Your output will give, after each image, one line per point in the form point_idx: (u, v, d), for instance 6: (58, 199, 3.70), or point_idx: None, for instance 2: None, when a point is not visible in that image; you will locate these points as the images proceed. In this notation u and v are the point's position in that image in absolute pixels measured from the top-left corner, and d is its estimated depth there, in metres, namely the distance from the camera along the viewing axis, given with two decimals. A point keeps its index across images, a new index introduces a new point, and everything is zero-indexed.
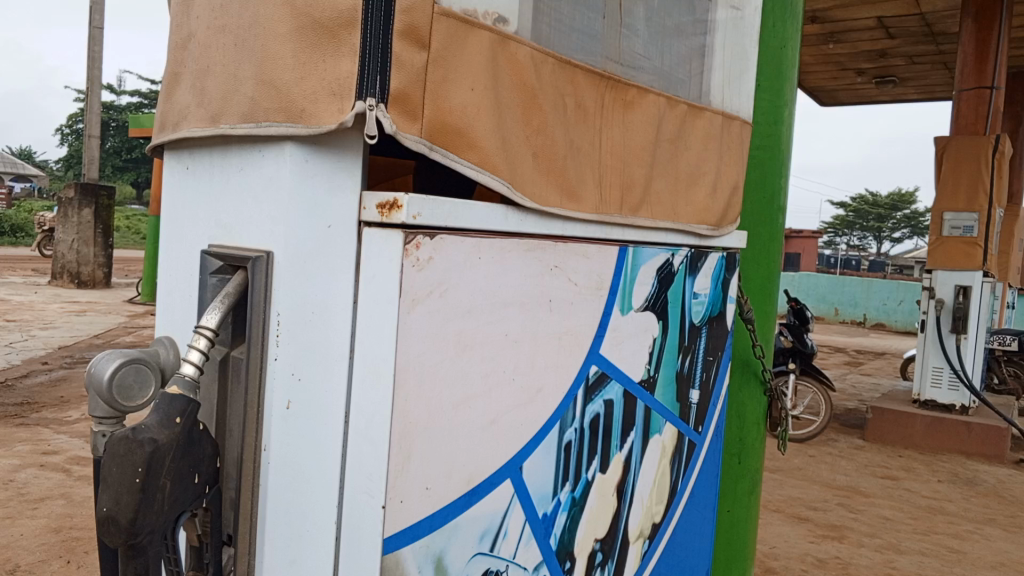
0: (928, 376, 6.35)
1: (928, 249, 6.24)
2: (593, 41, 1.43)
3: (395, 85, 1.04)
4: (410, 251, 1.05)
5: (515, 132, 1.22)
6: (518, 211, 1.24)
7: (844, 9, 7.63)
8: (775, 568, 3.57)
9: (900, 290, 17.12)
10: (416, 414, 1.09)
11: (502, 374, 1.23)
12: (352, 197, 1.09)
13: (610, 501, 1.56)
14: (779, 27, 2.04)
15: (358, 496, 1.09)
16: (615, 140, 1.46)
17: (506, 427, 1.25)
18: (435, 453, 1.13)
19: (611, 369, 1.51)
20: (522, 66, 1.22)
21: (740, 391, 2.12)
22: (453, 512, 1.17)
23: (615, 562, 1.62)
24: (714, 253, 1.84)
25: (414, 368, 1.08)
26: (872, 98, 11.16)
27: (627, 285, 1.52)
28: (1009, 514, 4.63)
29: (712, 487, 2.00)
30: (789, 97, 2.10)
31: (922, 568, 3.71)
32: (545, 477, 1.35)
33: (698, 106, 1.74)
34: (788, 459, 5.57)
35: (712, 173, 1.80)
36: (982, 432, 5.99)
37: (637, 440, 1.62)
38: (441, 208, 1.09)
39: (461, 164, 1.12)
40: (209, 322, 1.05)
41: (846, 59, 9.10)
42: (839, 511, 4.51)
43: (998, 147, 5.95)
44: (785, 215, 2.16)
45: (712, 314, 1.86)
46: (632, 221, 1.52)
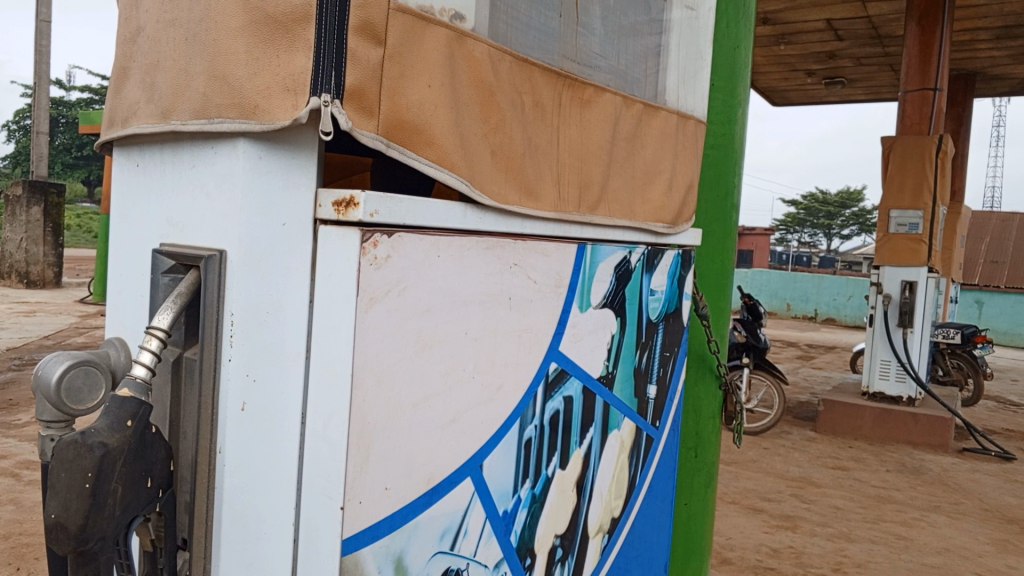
0: (876, 369, 6.52)
1: (876, 246, 6.41)
2: (549, 39, 1.44)
3: (351, 81, 1.02)
4: (368, 249, 1.04)
5: (473, 131, 1.21)
6: (477, 209, 1.24)
7: (794, 12, 7.78)
8: (731, 559, 3.64)
9: (849, 286, 17.55)
10: (374, 414, 1.08)
11: (461, 372, 1.22)
12: (308, 194, 1.08)
13: (570, 497, 1.57)
14: (732, 27, 2.07)
15: (318, 498, 1.08)
16: (572, 138, 1.47)
17: (466, 425, 1.25)
18: (395, 454, 1.12)
19: (570, 366, 1.51)
20: (478, 64, 1.21)
21: (696, 386, 2.15)
22: (414, 511, 1.16)
23: (575, 557, 1.63)
24: (670, 250, 1.87)
25: (372, 368, 1.07)
26: (821, 99, 11.42)
27: (585, 282, 1.53)
28: (954, 502, 4.78)
29: (670, 480, 2.03)
30: (742, 97, 2.14)
31: (872, 555, 3.81)
32: (505, 474, 1.35)
33: (653, 106, 1.75)
34: (743, 452, 5.68)
35: (668, 172, 1.82)
36: (929, 423, 6.17)
37: (596, 435, 1.64)
38: (399, 206, 1.08)
39: (418, 161, 1.11)
40: (162, 322, 1.03)
41: (796, 60, 9.29)
42: (792, 501, 4.60)
43: (941, 146, 6.14)
44: (739, 213, 2.19)
45: (668, 311, 1.89)
46: (590, 219, 1.53)
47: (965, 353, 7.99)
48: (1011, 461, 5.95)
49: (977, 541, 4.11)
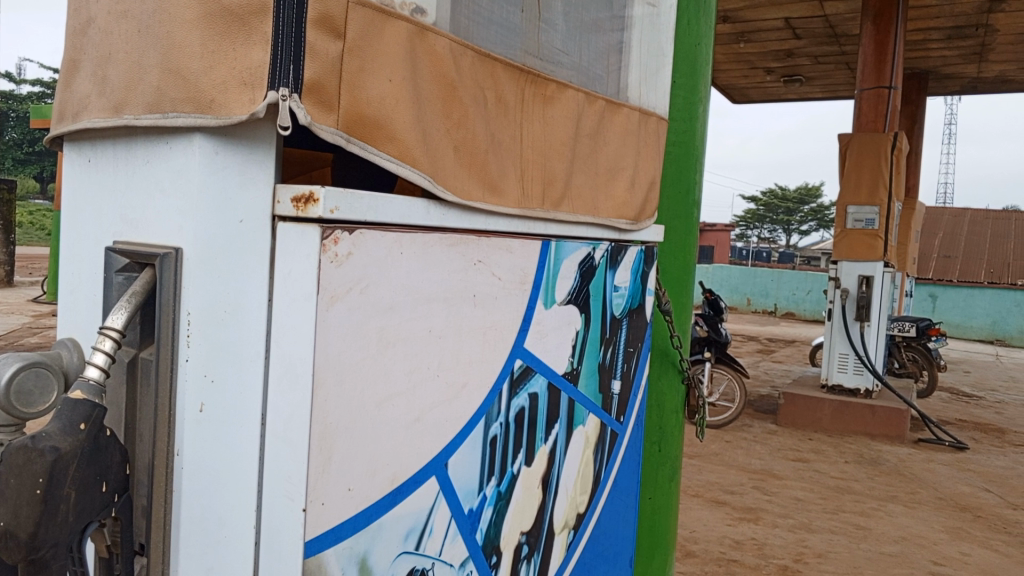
0: (835, 362, 6.64)
1: (834, 241, 6.52)
2: (511, 34, 1.43)
3: (309, 75, 1.00)
4: (328, 245, 1.02)
5: (435, 126, 1.20)
6: (440, 205, 1.23)
7: (753, 10, 7.88)
8: (694, 552, 3.68)
9: (808, 280, 17.88)
10: (336, 415, 1.07)
11: (425, 371, 1.21)
12: (266, 190, 1.06)
13: (536, 493, 1.57)
14: (693, 25, 2.09)
15: (280, 499, 1.07)
16: (536, 134, 1.47)
17: (431, 424, 1.24)
18: (358, 454, 1.11)
19: (535, 363, 1.51)
20: (440, 58, 1.20)
21: (660, 380, 2.17)
22: (378, 511, 1.15)
23: (541, 554, 1.62)
24: (633, 247, 1.88)
25: (334, 367, 1.05)
26: (780, 97, 11.59)
27: (550, 279, 1.53)
28: (910, 491, 4.89)
29: (635, 474, 2.04)
30: (702, 94, 2.16)
31: (832, 545, 3.88)
32: (470, 473, 1.34)
33: (616, 102, 1.76)
34: (705, 446, 5.74)
35: (630, 169, 1.83)
36: (886, 414, 6.31)
37: (561, 431, 1.64)
38: (360, 203, 1.07)
39: (379, 156, 1.10)
40: (115, 322, 1.00)
41: (756, 59, 9.42)
42: (754, 493, 4.67)
43: (896, 144, 6.27)
44: (700, 209, 2.21)
45: (632, 306, 1.90)
46: (554, 216, 1.53)
47: (919, 346, 8.18)
48: (964, 451, 6.10)
49: (932, 529, 4.21)
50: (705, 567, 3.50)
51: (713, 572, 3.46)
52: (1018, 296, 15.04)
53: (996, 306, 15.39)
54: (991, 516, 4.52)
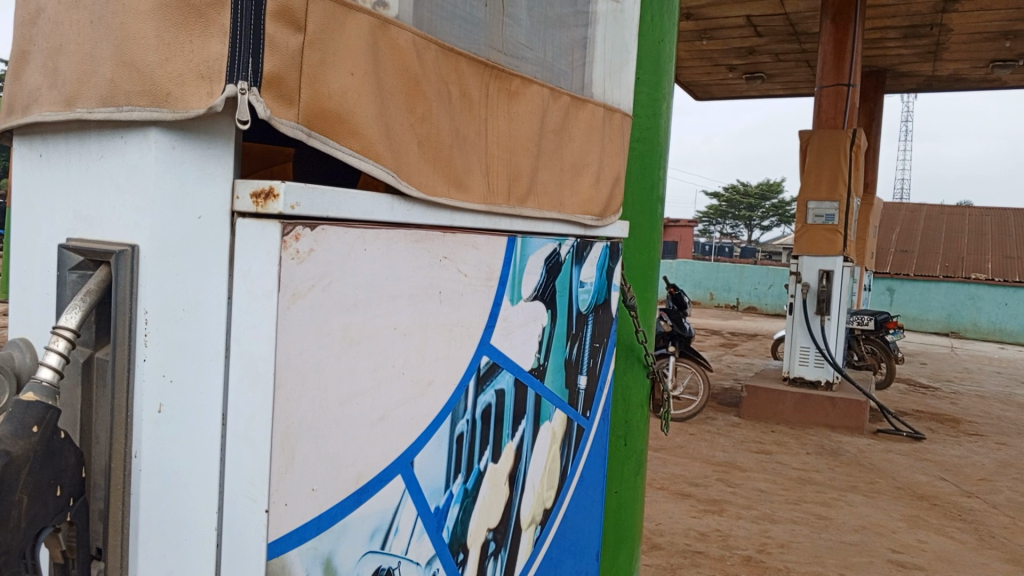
0: (796, 355, 6.74)
1: (795, 236, 6.62)
2: (475, 29, 1.42)
3: (268, 68, 0.99)
4: (289, 242, 1.01)
5: (399, 120, 1.19)
6: (404, 201, 1.21)
7: (716, 8, 7.96)
8: (660, 544, 3.71)
9: (769, 275, 18.16)
10: (299, 414, 1.05)
11: (390, 368, 1.20)
12: (225, 185, 1.04)
13: (502, 490, 1.56)
14: (657, 21, 2.09)
15: (241, 500, 1.05)
16: (501, 129, 1.46)
17: (396, 421, 1.22)
18: (322, 454, 1.09)
19: (502, 359, 1.51)
20: (403, 52, 1.19)
21: (625, 375, 2.18)
22: (342, 511, 1.14)
23: (507, 550, 1.62)
24: (598, 243, 1.88)
25: (296, 367, 1.04)
26: (742, 94, 11.73)
27: (516, 274, 1.53)
28: (869, 481, 5.00)
29: (601, 468, 2.05)
30: (666, 91, 2.17)
31: (794, 535, 3.95)
32: (437, 471, 1.33)
33: (581, 98, 1.76)
34: (670, 439, 5.80)
35: (596, 165, 1.83)
36: (845, 406, 6.42)
37: (528, 427, 1.64)
38: (323, 198, 1.06)
39: (341, 150, 1.08)
40: (69, 322, 0.97)
41: (718, 55, 9.51)
42: (718, 486, 4.73)
43: (855, 140, 6.39)
44: (663, 205, 2.24)
45: (598, 302, 1.90)
46: (519, 212, 1.53)
47: (878, 338, 8.36)
48: (921, 441, 6.25)
49: (891, 518, 4.31)
50: (670, 560, 3.53)
51: (679, 564, 3.50)
52: (974, 290, 15.80)
53: (951, 299, 16.04)
54: (947, 503, 4.64)
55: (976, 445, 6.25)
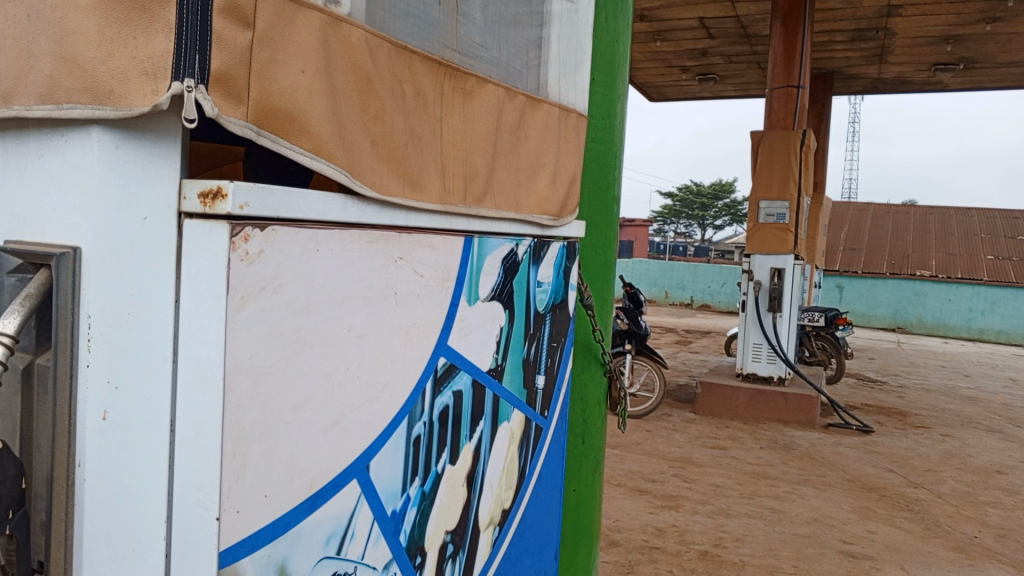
0: (749, 352, 6.85)
1: (747, 235, 6.72)
2: (429, 27, 1.40)
3: (217, 65, 0.96)
4: (238, 243, 0.98)
5: (352, 119, 1.17)
6: (358, 200, 1.20)
7: (669, 9, 8.05)
8: (618, 541, 3.74)
9: (722, 273, 18.47)
10: (249, 419, 1.02)
11: (345, 371, 1.18)
12: (171, 185, 1.01)
13: (460, 491, 1.55)
14: (611, 22, 2.10)
15: (190, 509, 1.02)
16: (456, 129, 1.45)
17: (351, 426, 1.20)
18: (274, 460, 1.07)
19: (459, 360, 1.50)
20: (355, 49, 1.17)
21: (583, 374, 2.19)
22: (297, 517, 1.11)
23: (465, 552, 1.61)
24: (555, 242, 1.89)
25: (246, 371, 1.01)
26: (695, 95, 11.89)
27: (473, 275, 1.52)
28: (821, 474, 5.11)
29: (559, 467, 2.06)
30: (620, 91, 2.19)
31: (748, 528, 4.01)
32: (393, 474, 1.31)
33: (536, 98, 1.76)
34: (627, 436, 5.85)
35: (551, 165, 1.83)
36: (797, 401, 6.55)
37: (486, 428, 1.63)
38: (272, 198, 1.04)
39: (291, 149, 1.06)
40: (7, 328, 0.93)
41: (671, 57, 9.62)
42: (674, 481, 4.78)
43: (804, 141, 6.52)
44: (618, 205, 2.25)
45: (555, 302, 1.90)
46: (476, 212, 1.52)
47: (828, 334, 8.56)
48: (869, 434, 6.40)
49: (841, 510, 4.41)
50: (628, 556, 3.56)
51: (636, 560, 3.52)
52: (918, 286, 16.35)
53: (897, 295, 16.53)
54: (894, 494, 4.77)
55: (922, 437, 6.43)
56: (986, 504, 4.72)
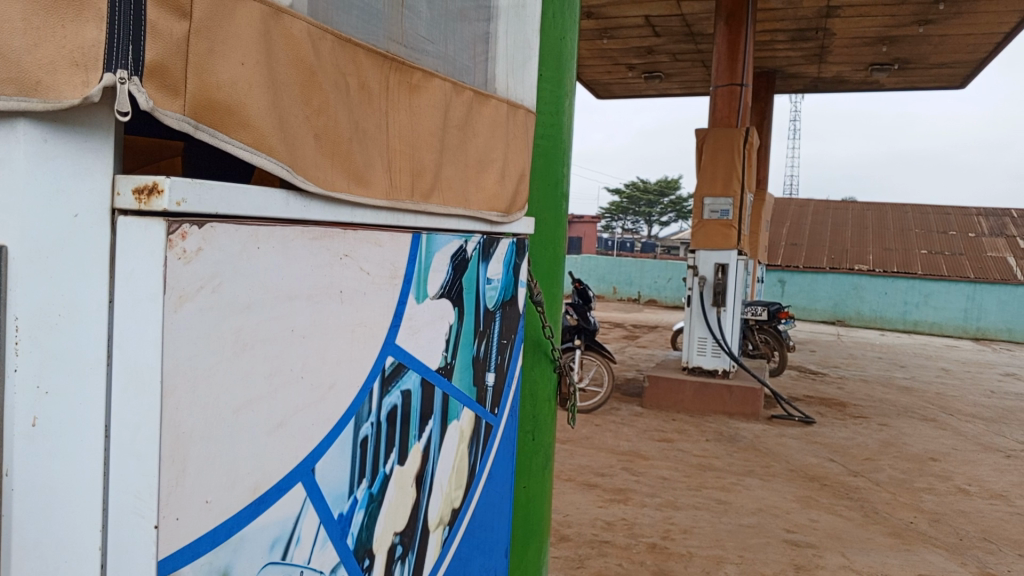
0: (694, 345, 6.95)
1: (692, 231, 6.83)
2: (373, 20, 1.38)
3: (151, 56, 0.92)
4: (175, 241, 0.95)
5: (294, 112, 1.14)
6: (301, 196, 1.17)
7: (616, 7, 8.12)
8: (568, 536, 3.76)
9: (669, 269, 18.77)
10: (189, 423, 0.99)
11: (288, 372, 1.15)
12: (103, 181, 0.97)
13: (409, 492, 1.53)
14: (558, 18, 2.10)
15: (127, 516, 0.98)
16: (402, 124, 1.43)
17: (295, 428, 1.17)
18: (216, 463, 1.03)
19: (407, 359, 1.48)
20: (297, 42, 1.14)
21: (533, 370, 2.19)
22: (240, 523, 1.08)
23: (415, 554, 1.59)
24: (504, 239, 1.88)
25: (185, 373, 0.97)
26: (641, 93, 12.04)
27: (421, 273, 1.50)
28: (765, 465, 5.22)
29: (509, 463, 2.05)
30: (567, 88, 2.19)
31: (696, 520, 4.07)
32: (339, 476, 1.29)
33: (484, 94, 1.75)
34: (577, 430, 5.89)
35: (500, 161, 1.82)
36: (741, 394, 6.68)
37: (435, 427, 1.61)
38: (211, 194, 1.01)
39: (231, 144, 1.03)
40: None
41: (618, 54, 9.72)
42: (623, 475, 4.83)
43: (747, 138, 6.65)
44: (567, 201, 2.26)
45: (504, 299, 1.90)
46: (423, 209, 1.50)
47: (771, 328, 8.76)
48: (811, 425, 6.57)
49: (785, 499, 4.51)
50: (578, 551, 3.57)
51: (586, 554, 3.55)
52: (857, 280, 16.85)
53: (837, 290, 17.06)
54: (835, 483, 4.90)
55: (861, 427, 6.63)
56: (921, 490, 4.89)
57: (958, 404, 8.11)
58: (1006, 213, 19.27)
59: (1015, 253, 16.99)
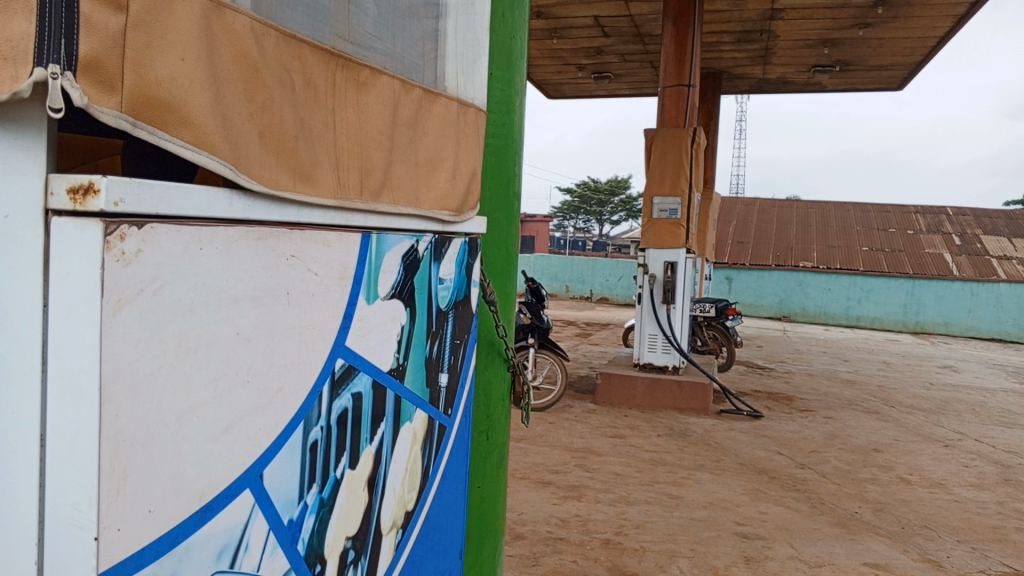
0: (645, 342, 7.04)
1: (642, 230, 6.90)
2: (319, 16, 1.35)
3: (85, 51, 0.88)
4: (112, 243, 0.92)
5: (238, 110, 1.11)
6: (245, 195, 1.14)
7: (566, 7, 8.15)
8: (523, 534, 3.76)
9: (620, 267, 18.99)
10: (129, 430, 0.95)
11: (234, 377, 1.12)
12: (36, 180, 0.93)
13: (361, 496, 1.51)
14: (508, 18, 2.10)
15: (63, 530, 0.93)
16: (349, 122, 1.41)
17: (242, 434, 1.14)
18: (158, 471, 1.00)
19: (357, 361, 1.45)
20: (239, 37, 1.11)
21: (486, 370, 2.18)
22: (185, 532, 1.05)
23: (368, 557, 1.56)
24: (456, 239, 1.87)
25: (125, 378, 0.94)
26: (591, 93, 12.12)
27: (371, 274, 1.48)
28: (715, 459, 5.31)
29: (462, 464, 2.05)
30: (518, 87, 2.19)
31: (648, 515, 4.12)
32: (288, 482, 1.26)
33: (433, 92, 1.73)
34: (530, 428, 5.90)
35: (450, 160, 1.81)
36: (691, 389, 6.77)
37: (387, 430, 1.60)
38: (150, 193, 0.97)
39: (171, 143, 0.99)
40: None
41: (568, 54, 9.77)
42: (577, 472, 4.85)
43: (695, 138, 6.74)
44: (518, 200, 2.26)
45: (457, 299, 1.89)
46: (373, 208, 1.48)
47: (719, 324, 8.91)
48: (759, 419, 6.69)
49: (735, 493, 4.59)
50: (533, 549, 3.58)
51: (541, 552, 3.55)
52: (801, 277, 17.29)
53: (782, 286, 17.44)
54: (783, 475, 5.01)
55: (807, 420, 6.78)
56: (865, 480, 5.03)
57: (898, 396, 8.37)
58: (942, 210, 19.97)
59: (951, 250, 17.60)
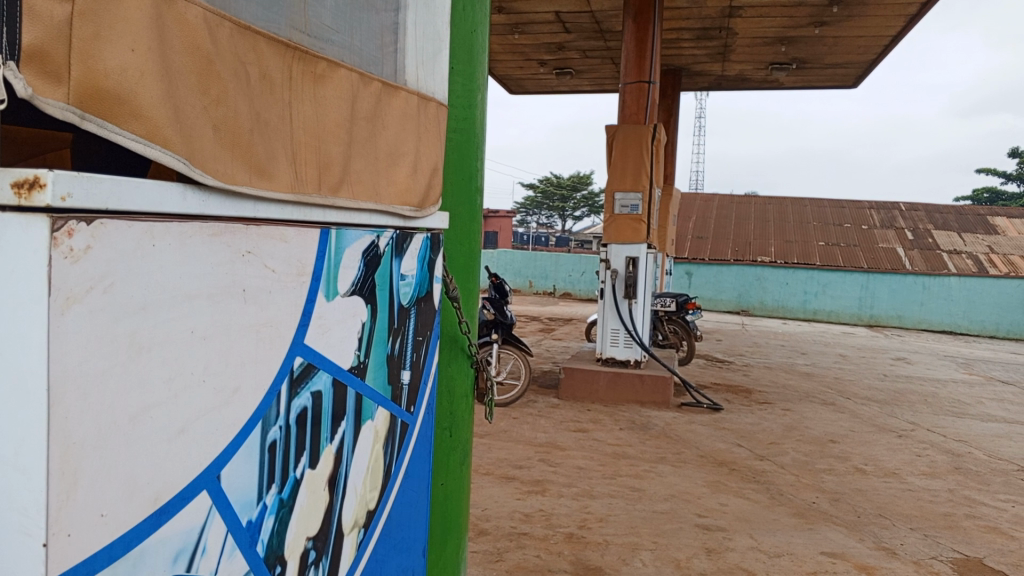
0: (607, 337, 7.10)
1: (604, 225, 6.93)
2: (274, 8, 1.33)
3: (28, 40, 0.86)
4: (60, 239, 0.89)
5: (191, 103, 1.09)
6: (199, 190, 1.12)
7: (527, 3, 8.14)
8: (487, 529, 3.76)
9: (583, 262, 19.07)
10: (80, 432, 0.93)
11: (190, 376, 1.10)
12: None
13: (322, 495, 1.49)
14: (469, 11, 2.08)
15: (9, 535, 0.90)
16: (307, 115, 1.38)
17: (198, 433, 1.12)
18: (111, 473, 0.97)
19: (317, 359, 1.43)
20: (192, 28, 1.08)
21: (450, 365, 2.17)
22: (140, 536, 1.02)
23: (330, 558, 1.55)
24: (418, 234, 1.86)
25: (75, 378, 0.91)
26: (553, 88, 12.15)
27: (331, 269, 1.47)
28: (676, 451, 5.37)
29: (425, 462, 2.03)
30: (479, 82, 2.17)
31: (611, 508, 4.15)
32: (246, 482, 1.24)
33: (393, 86, 1.71)
34: (494, 423, 5.90)
35: (411, 154, 1.80)
36: (652, 383, 6.82)
37: (348, 428, 1.58)
38: (100, 188, 0.95)
39: (123, 136, 0.97)
40: None
41: (530, 50, 9.76)
42: (540, 466, 4.87)
43: (655, 135, 6.79)
44: (481, 195, 2.24)
45: (419, 295, 1.87)
46: (332, 203, 1.46)
47: (679, 318, 9.02)
48: (719, 411, 6.77)
49: (696, 485, 4.65)
50: (497, 544, 3.58)
51: (505, 547, 3.55)
52: (760, 272, 17.62)
53: (741, 281, 17.80)
54: (743, 467, 5.09)
55: (765, 412, 6.89)
56: (822, 470, 5.13)
57: (853, 388, 8.55)
58: (895, 206, 20.44)
59: (904, 245, 18.01)
